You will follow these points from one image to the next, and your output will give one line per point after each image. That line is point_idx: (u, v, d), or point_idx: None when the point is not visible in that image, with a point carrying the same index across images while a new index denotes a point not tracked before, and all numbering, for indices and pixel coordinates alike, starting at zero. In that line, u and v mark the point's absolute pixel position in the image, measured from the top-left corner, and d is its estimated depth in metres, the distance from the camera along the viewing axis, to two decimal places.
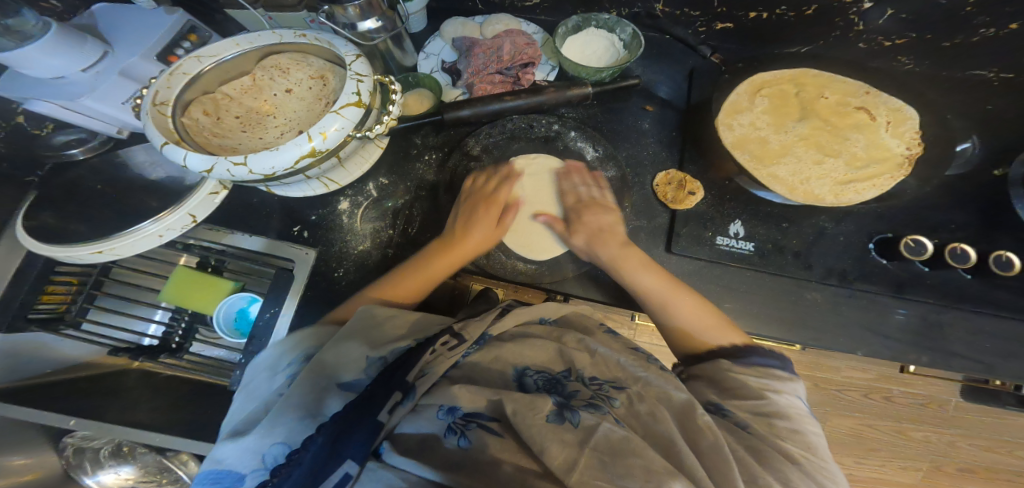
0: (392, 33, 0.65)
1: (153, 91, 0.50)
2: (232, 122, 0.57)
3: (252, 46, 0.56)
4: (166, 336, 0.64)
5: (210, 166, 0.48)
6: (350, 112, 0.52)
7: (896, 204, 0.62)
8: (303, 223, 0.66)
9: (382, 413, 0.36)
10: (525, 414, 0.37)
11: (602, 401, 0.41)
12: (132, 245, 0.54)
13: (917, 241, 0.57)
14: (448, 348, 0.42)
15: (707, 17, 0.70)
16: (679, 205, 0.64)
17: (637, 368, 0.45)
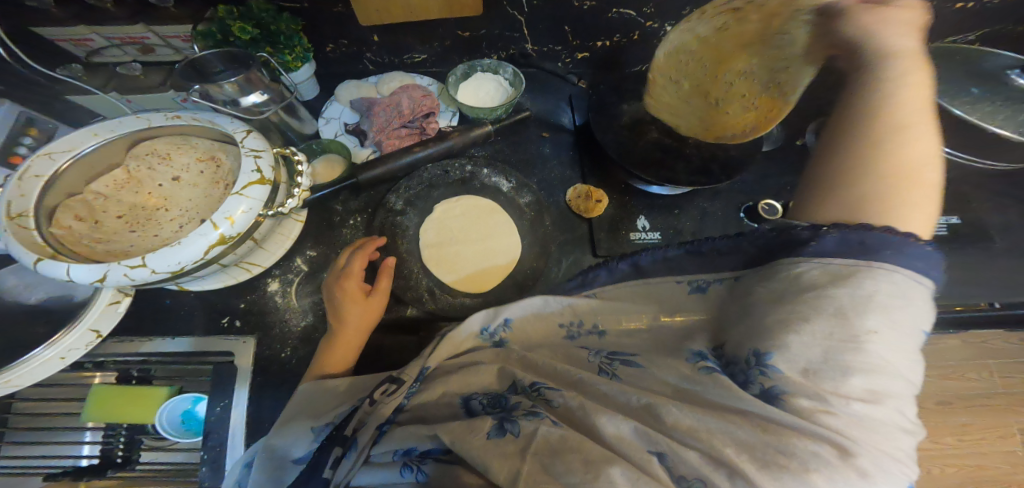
0: (282, 103, 0.66)
1: (6, 203, 0.47)
2: (116, 223, 0.56)
3: (114, 133, 0.54)
4: (107, 451, 0.61)
5: (103, 274, 0.46)
6: (255, 191, 0.52)
7: (750, 179, 0.73)
8: (232, 313, 0.64)
9: (325, 471, 0.39)
10: (466, 438, 0.36)
11: (543, 408, 0.39)
12: (32, 374, 0.51)
13: (770, 204, 0.68)
14: (387, 393, 0.44)
15: (567, 50, 0.79)
16: (593, 213, 0.67)
17: (573, 369, 0.40)
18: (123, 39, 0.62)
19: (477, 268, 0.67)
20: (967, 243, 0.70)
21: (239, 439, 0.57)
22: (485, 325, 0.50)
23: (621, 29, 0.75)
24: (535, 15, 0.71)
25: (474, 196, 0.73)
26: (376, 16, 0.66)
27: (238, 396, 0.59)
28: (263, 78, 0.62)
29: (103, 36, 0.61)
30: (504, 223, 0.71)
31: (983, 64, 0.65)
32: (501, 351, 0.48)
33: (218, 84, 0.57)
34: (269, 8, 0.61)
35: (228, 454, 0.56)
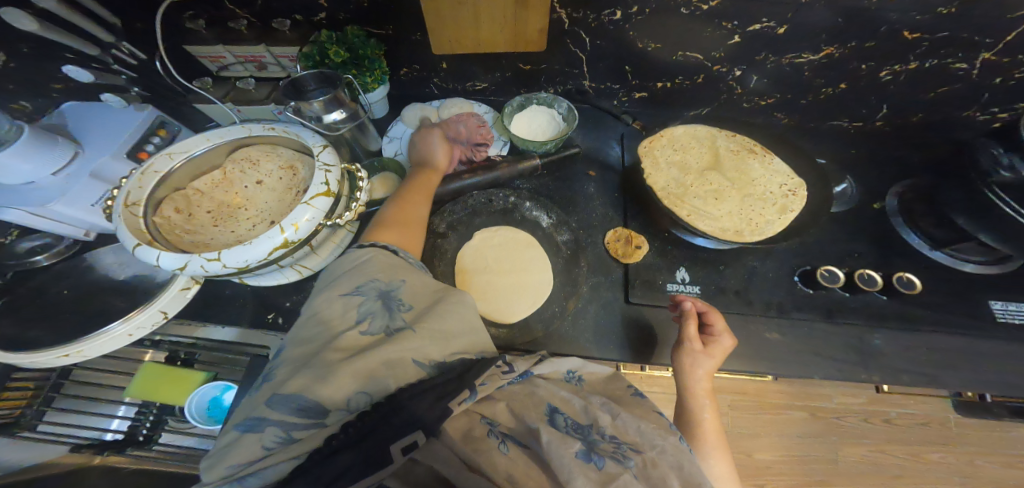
0: (356, 122, 0.72)
1: (125, 192, 0.55)
2: (204, 216, 0.62)
3: (222, 139, 0.62)
4: (132, 429, 0.68)
5: (183, 263, 0.52)
6: (320, 202, 0.57)
7: (808, 241, 0.68)
8: (277, 310, 0.70)
9: (450, 405, 0.36)
10: (559, 446, 0.36)
11: (630, 461, 0.37)
12: (101, 346, 0.57)
13: (831, 271, 0.62)
14: (502, 370, 0.40)
15: (625, 88, 0.79)
16: (631, 259, 0.67)
17: (655, 435, 0.39)
18: (244, 57, 0.71)
19: (507, 297, 0.67)
20: None
21: None
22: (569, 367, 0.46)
23: (686, 72, 0.73)
24: (597, 54, 0.72)
25: (512, 226, 0.73)
26: (445, 42, 0.70)
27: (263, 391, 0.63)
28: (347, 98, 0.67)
29: (234, 54, 0.70)
30: (538, 257, 0.70)
31: None
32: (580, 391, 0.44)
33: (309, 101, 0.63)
34: (361, 35, 0.68)
35: None
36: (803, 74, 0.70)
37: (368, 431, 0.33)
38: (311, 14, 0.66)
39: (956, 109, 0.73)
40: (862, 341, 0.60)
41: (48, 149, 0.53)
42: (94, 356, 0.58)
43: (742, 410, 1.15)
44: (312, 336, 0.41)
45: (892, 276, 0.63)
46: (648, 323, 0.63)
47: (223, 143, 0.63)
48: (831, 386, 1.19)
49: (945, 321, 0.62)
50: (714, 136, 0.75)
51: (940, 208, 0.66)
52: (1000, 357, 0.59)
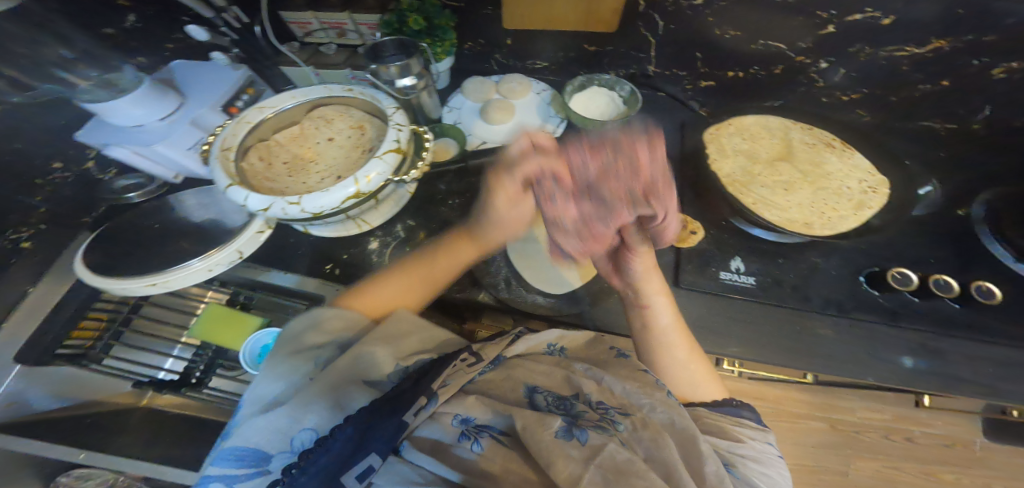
0: (425, 88, 0.73)
1: (222, 139, 0.60)
2: (280, 168, 0.64)
3: (306, 97, 0.68)
4: (188, 370, 0.70)
5: (267, 205, 0.55)
6: (390, 158, 0.59)
7: (873, 242, 0.67)
8: (334, 262, 0.72)
9: (406, 415, 0.40)
10: (535, 429, 0.41)
11: (612, 426, 0.44)
12: (182, 280, 0.61)
13: (903, 273, 0.62)
14: (467, 362, 0.45)
15: (692, 76, 0.80)
16: (683, 245, 0.67)
17: (641, 397, 0.48)
18: (330, 23, 0.74)
19: (556, 269, 0.69)
20: None
21: None
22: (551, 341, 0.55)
23: (762, 61, 0.75)
24: (670, 38, 0.75)
25: None
26: (518, 19, 0.74)
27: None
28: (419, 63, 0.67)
29: (320, 20, 0.74)
30: None
31: None
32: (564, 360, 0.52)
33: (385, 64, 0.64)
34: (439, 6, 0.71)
35: None
36: (897, 67, 0.70)
37: (310, 462, 0.36)
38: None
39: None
40: (918, 343, 0.59)
41: (159, 98, 0.55)
42: (176, 288, 0.62)
43: (765, 417, 1.15)
44: (260, 392, 0.42)
45: (971, 285, 0.62)
46: (698, 309, 0.63)
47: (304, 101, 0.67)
48: (853, 400, 1.18)
49: (1018, 336, 0.59)
50: (788, 128, 0.78)
51: None
52: None
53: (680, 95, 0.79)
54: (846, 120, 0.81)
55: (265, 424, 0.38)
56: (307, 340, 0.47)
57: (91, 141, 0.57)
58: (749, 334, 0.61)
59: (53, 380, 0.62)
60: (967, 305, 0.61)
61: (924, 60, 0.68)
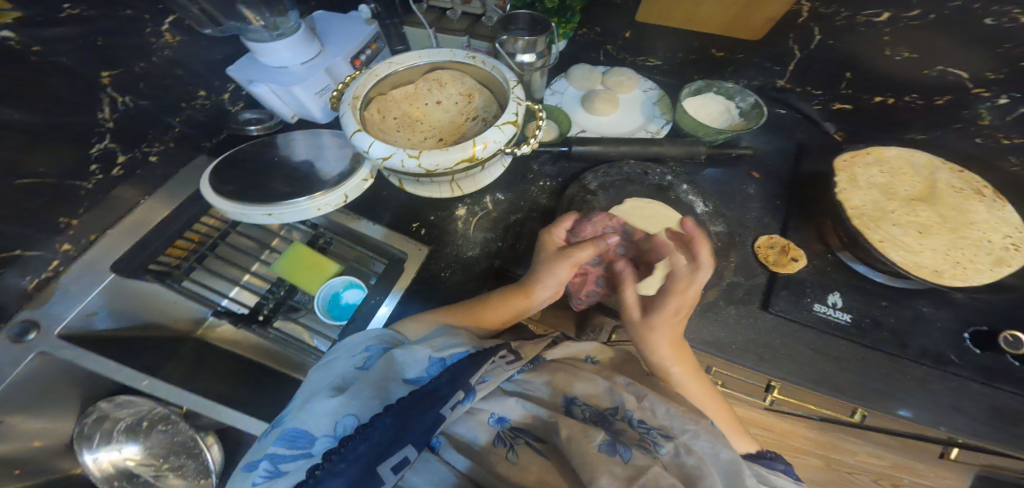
0: (543, 68, 0.71)
1: (353, 87, 0.61)
2: (391, 122, 0.64)
3: (431, 59, 0.67)
4: (258, 306, 0.71)
5: (389, 154, 0.56)
6: (508, 129, 0.59)
7: (985, 300, 0.63)
8: (420, 221, 0.76)
9: (444, 409, 0.44)
10: (579, 439, 0.45)
11: (653, 447, 0.47)
12: (292, 214, 0.63)
13: (1016, 337, 0.59)
14: (507, 360, 0.52)
15: (829, 97, 0.77)
16: (784, 270, 0.66)
17: (687, 421, 0.49)
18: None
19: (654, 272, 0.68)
20: None
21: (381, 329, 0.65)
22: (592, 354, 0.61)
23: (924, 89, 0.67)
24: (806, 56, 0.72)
25: (665, 204, 0.71)
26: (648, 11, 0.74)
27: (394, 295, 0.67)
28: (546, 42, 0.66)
29: None
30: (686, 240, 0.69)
31: None
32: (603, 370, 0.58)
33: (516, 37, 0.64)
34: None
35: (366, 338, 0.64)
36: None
37: (356, 437, 0.41)
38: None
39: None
40: (1010, 414, 0.57)
41: (306, 45, 0.66)
42: (286, 222, 0.65)
43: (793, 456, 1.14)
44: (315, 381, 0.50)
45: None
46: (784, 336, 0.62)
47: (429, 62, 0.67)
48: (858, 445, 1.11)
49: None
50: (934, 167, 0.67)
51: None
52: None
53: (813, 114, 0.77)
54: None
55: (318, 410, 0.44)
56: (362, 344, 0.53)
57: (240, 76, 0.67)
58: (829, 367, 0.60)
59: (129, 297, 0.65)
60: None
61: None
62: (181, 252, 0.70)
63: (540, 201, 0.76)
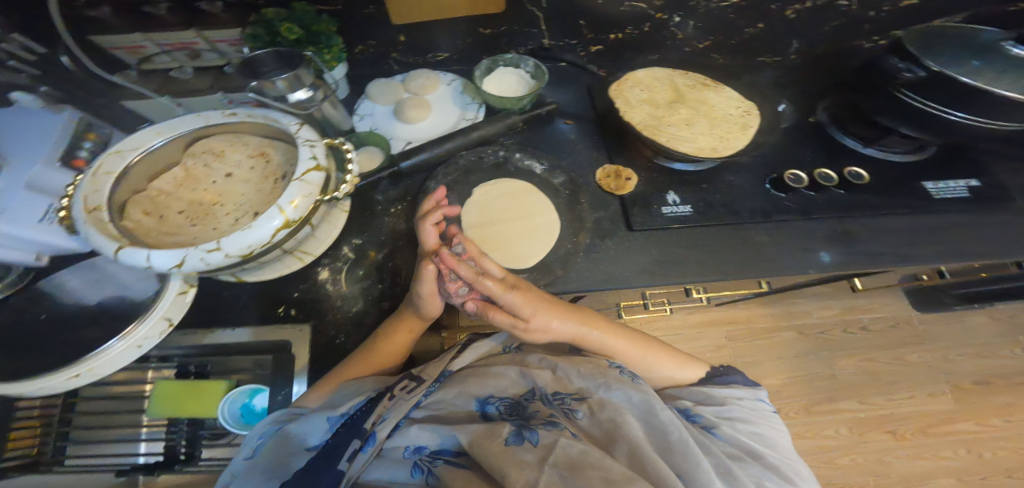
0: (325, 99, 0.70)
1: (83, 197, 0.52)
2: (177, 218, 0.61)
3: (176, 132, 0.61)
4: (171, 449, 0.62)
5: (181, 258, 0.50)
6: (313, 176, 0.55)
7: (767, 154, 0.76)
8: (286, 303, 0.66)
9: (342, 463, 0.42)
10: (487, 443, 0.44)
11: (563, 419, 0.49)
12: (111, 362, 0.54)
13: (795, 175, 0.72)
14: (407, 389, 0.50)
15: (584, 43, 0.88)
16: (625, 191, 0.70)
17: (596, 378, 0.53)
18: (173, 45, 0.68)
19: (521, 246, 0.65)
20: (990, 202, 0.71)
21: None
22: (506, 342, 0.61)
23: (635, 21, 0.84)
24: (555, 9, 0.80)
25: (508, 179, 0.71)
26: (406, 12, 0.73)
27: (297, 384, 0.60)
28: (308, 74, 0.65)
29: (154, 41, 0.67)
30: (543, 202, 0.68)
31: (977, 37, 0.66)
32: (516, 356, 0.58)
33: (272, 80, 0.61)
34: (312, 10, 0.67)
35: None
36: (726, 18, 0.85)
37: None
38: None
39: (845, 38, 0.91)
40: (844, 232, 0.68)
41: None
42: (105, 374, 0.54)
43: (742, 339, 1.32)
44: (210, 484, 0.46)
45: (844, 171, 0.72)
46: (653, 246, 0.66)
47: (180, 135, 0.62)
48: (809, 302, 1.36)
49: (896, 204, 0.70)
50: (671, 76, 0.85)
51: (863, 112, 0.76)
52: (944, 225, 0.69)
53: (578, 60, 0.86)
54: (705, 65, 0.95)
55: None
56: (253, 434, 0.48)
57: None
58: (699, 259, 0.65)
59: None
60: (851, 190, 0.72)
61: (748, 10, 0.84)
62: (33, 434, 0.57)
63: (399, 228, 0.70)
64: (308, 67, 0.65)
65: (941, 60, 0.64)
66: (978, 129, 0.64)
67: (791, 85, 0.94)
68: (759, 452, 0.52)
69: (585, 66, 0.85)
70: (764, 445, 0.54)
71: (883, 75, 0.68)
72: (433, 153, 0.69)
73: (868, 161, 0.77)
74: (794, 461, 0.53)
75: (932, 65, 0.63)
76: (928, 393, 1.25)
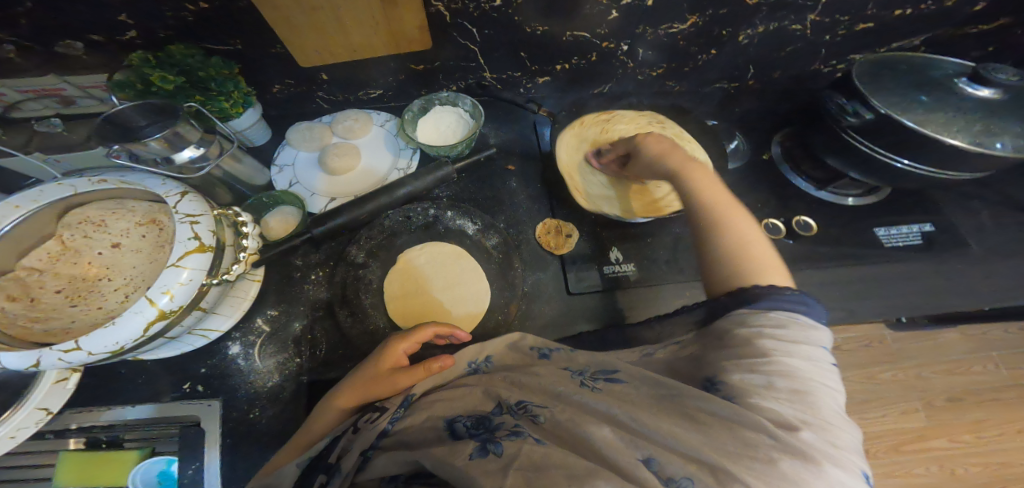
0: (220, 156, 0.64)
1: None
2: (54, 299, 0.56)
3: (38, 204, 0.52)
4: None
5: (34, 360, 0.44)
6: (193, 260, 0.48)
7: None
8: (193, 377, 0.60)
9: None
10: (448, 460, 0.38)
11: (526, 426, 0.41)
12: None
13: None
14: (370, 418, 0.47)
15: (528, 75, 0.82)
16: (564, 250, 0.66)
17: (563, 383, 0.45)
18: (35, 92, 0.61)
19: (447, 318, 0.64)
20: (942, 250, 0.67)
21: None
22: (470, 359, 0.54)
23: (578, 52, 0.78)
24: (488, 43, 0.73)
25: (437, 241, 0.69)
26: (316, 56, 0.67)
27: (209, 458, 0.56)
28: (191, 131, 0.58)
29: (15, 88, 0.59)
30: (470, 268, 0.67)
31: (931, 74, 0.61)
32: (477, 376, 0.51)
33: (143, 141, 0.53)
34: (197, 53, 0.61)
35: None
36: (676, 43, 0.78)
37: None
38: (116, 34, 0.56)
39: (805, 65, 0.86)
40: None
41: None
42: None
43: None
44: None
45: (792, 221, 0.69)
46: (591, 310, 0.63)
47: (43, 207, 0.53)
48: None
49: (845, 254, 0.67)
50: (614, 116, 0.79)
51: (815, 152, 0.72)
52: (891, 278, 0.65)
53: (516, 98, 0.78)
54: (659, 94, 0.91)
55: None
56: None
57: None
58: None
59: None
60: (798, 240, 0.68)
61: (699, 39, 0.78)
62: None
63: (320, 296, 0.63)
64: (196, 126, 0.59)
65: (892, 100, 0.58)
66: (922, 177, 0.60)
67: (746, 115, 0.90)
68: (768, 393, 0.35)
69: (524, 105, 0.77)
70: (785, 399, 0.34)
71: (832, 117, 0.63)
72: (351, 216, 0.63)
73: (819, 204, 0.73)
74: (840, 432, 0.33)
75: (878, 106, 0.57)
76: (901, 411, 1.18)
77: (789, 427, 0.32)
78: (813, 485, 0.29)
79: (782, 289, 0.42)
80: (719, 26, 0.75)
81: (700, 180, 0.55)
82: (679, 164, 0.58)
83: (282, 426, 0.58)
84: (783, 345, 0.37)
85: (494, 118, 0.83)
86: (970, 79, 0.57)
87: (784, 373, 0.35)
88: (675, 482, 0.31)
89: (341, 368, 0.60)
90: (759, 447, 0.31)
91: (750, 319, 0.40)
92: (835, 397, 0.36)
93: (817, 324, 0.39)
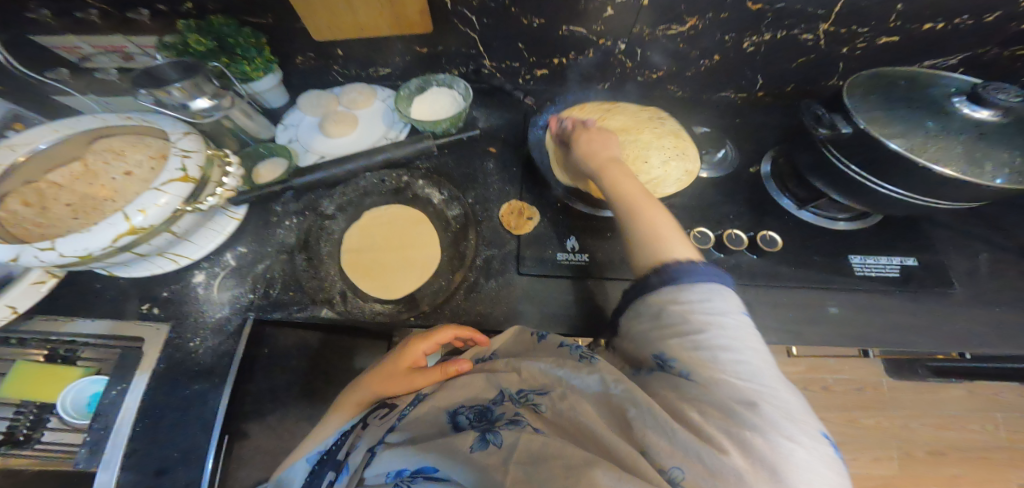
0: (231, 110, 0.70)
1: None
2: (62, 210, 0.60)
3: (73, 130, 0.62)
4: (10, 429, 0.65)
5: (15, 255, 0.50)
6: (175, 188, 0.54)
7: (687, 208, 0.72)
8: (152, 300, 0.65)
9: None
10: (449, 456, 0.38)
11: (526, 415, 0.41)
12: None
13: (702, 233, 0.67)
14: (382, 415, 0.49)
15: (526, 66, 0.85)
16: (522, 230, 0.68)
17: (555, 368, 0.44)
18: (106, 47, 0.69)
19: (395, 276, 0.67)
20: (921, 287, 0.65)
21: (128, 424, 0.57)
22: (476, 354, 0.54)
23: (575, 47, 0.80)
24: (488, 33, 0.76)
25: (404, 206, 0.75)
26: (326, 29, 0.72)
27: (135, 381, 0.59)
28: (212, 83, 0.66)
29: (90, 44, 0.67)
30: (427, 232, 0.72)
31: (928, 92, 0.58)
32: (484, 363, 0.51)
33: (166, 89, 0.62)
34: (232, 23, 0.68)
35: (116, 432, 0.56)
36: (677, 47, 0.78)
37: None
38: (175, 4, 0.65)
39: (816, 80, 0.84)
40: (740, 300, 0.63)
41: None
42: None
43: None
44: None
45: (758, 234, 0.67)
46: (541, 290, 0.64)
47: (78, 133, 0.63)
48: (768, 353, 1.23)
49: (807, 277, 0.65)
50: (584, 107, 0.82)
51: (799, 169, 0.69)
52: (857, 307, 0.63)
53: (506, 85, 0.84)
54: (660, 97, 0.91)
55: None
56: None
57: None
58: (582, 312, 0.63)
59: None
60: (758, 254, 0.67)
61: (700, 44, 0.77)
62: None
63: (288, 241, 0.68)
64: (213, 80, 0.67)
65: (874, 118, 0.56)
66: (901, 203, 0.57)
67: (751, 123, 0.86)
68: (717, 367, 0.36)
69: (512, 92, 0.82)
70: (733, 372, 0.35)
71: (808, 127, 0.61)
72: (331, 173, 0.68)
73: (799, 224, 0.70)
74: (784, 393, 0.35)
75: (858, 121, 0.55)
76: (872, 456, 1.15)
77: (743, 398, 0.34)
78: (782, 456, 0.30)
79: (698, 266, 0.44)
80: (722, 30, 0.74)
81: (624, 181, 0.57)
82: (600, 165, 0.60)
83: (215, 357, 0.62)
84: (716, 319, 0.39)
85: (489, 104, 0.86)
86: (966, 99, 0.54)
87: (727, 346, 0.37)
88: (669, 473, 0.32)
89: (285, 310, 0.63)
90: (732, 427, 0.32)
91: (680, 296, 0.42)
92: (766, 356, 0.38)
93: (731, 292, 0.42)
